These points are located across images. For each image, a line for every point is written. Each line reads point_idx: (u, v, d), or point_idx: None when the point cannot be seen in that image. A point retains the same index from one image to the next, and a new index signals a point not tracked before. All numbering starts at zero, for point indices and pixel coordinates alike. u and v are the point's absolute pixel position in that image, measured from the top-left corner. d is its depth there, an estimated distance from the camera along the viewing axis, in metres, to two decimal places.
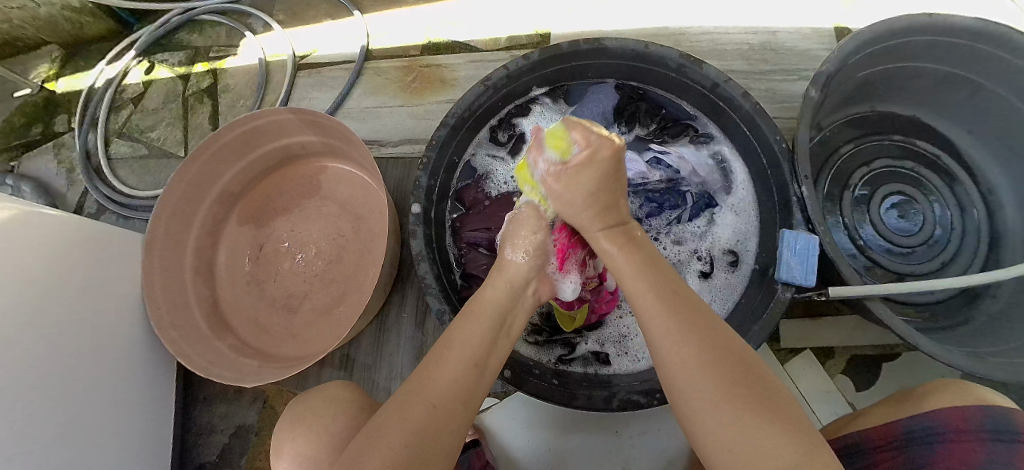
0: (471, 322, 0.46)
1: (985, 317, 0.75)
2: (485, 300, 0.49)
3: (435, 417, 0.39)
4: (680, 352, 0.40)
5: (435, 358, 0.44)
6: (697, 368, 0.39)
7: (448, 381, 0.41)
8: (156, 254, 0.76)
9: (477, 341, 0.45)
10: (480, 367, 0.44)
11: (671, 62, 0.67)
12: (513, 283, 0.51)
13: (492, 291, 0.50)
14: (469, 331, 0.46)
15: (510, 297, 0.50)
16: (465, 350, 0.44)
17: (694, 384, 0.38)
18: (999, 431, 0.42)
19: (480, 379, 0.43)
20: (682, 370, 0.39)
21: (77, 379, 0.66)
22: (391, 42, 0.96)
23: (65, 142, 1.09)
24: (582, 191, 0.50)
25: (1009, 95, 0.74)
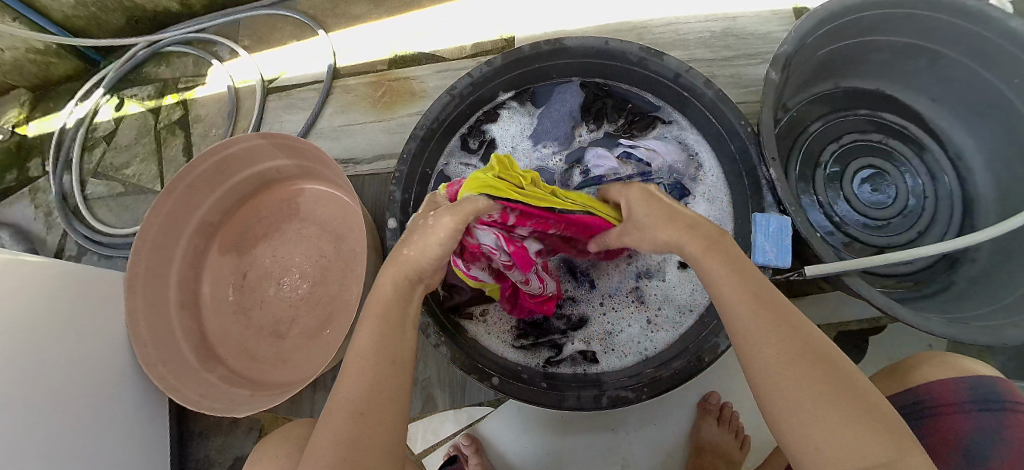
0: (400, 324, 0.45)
1: (965, 281, 0.76)
2: (380, 295, 0.45)
3: (377, 427, 0.38)
4: (762, 350, 0.36)
5: None
6: (785, 370, 0.35)
7: (367, 385, 0.40)
8: (139, 291, 0.76)
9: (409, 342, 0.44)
10: (396, 361, 0.42)
11: (631, 56, 0.68)
12: (405, 277, 0.46)
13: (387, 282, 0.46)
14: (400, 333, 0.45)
15: (402, 290, 0.46)
16: (375, 353, 0.41)
17: (783, 383, 0.35)
18: (984, 401, 0.47)
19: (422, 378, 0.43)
20: (767, 371, 0.36)
21: (67, 426, 0.65)
22: (357, 60, 0.96)
23: (41, 187, 1.08)
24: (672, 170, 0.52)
25: (968, 61, 0.75)
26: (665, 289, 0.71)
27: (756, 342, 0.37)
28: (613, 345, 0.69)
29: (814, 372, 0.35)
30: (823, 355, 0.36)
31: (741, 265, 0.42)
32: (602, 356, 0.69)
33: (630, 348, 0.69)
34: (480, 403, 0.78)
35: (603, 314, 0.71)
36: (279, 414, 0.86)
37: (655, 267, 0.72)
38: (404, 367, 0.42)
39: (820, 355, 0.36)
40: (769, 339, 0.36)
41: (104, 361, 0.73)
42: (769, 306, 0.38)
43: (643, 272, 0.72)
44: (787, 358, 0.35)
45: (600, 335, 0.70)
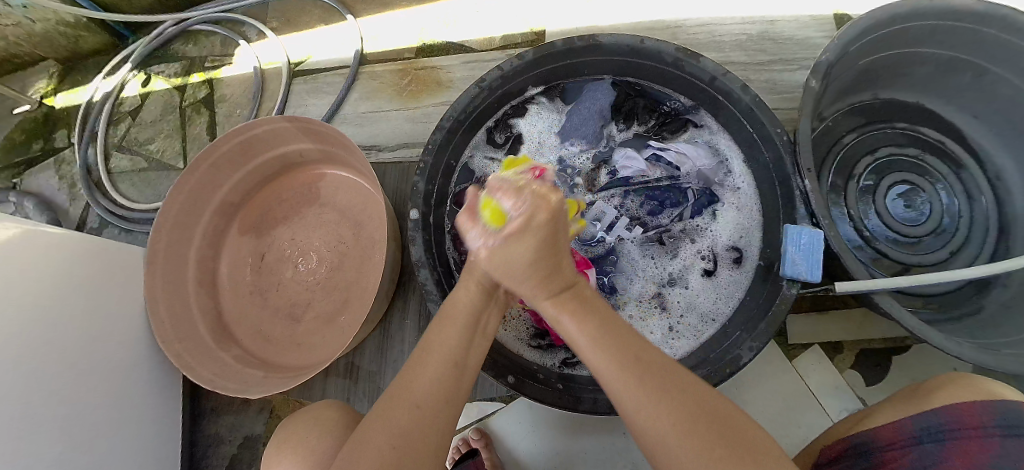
0: (445, 325, 0.47)
1: (997, 306, 0.73)
2: (459, 301, 0.49)
3: (421, 419, 0.40)
4: (653, 421, 0.38)
5: (415, 365, 0.44)
6: (677, 439, 0.37)
7: (428, 381, 0.42)
8: (158, 268, 0.76)
9: (454, 342, 0.46)
10: (461, 367, 0.45)
11: (667, 57, 0.66)
12: (483, 286, 0.50)
13: (465, 290, 0.51)
14: (446, 334, 0.46)
15: (479, 299, 0.50)
16: (443, 353, 0.44)
17: (672, 449, 0.37)
18: (1010, 426, 0.42)
19: (460, 378, 0.44)
20: (664, 443, 0.37)
21: (83, 398, 0.66)
22: (384, 46, 0.96)
23: (66, 158, 1.09)
24: (520, 267, 0.46)
25: (1016, 78, 0.73)
26: (689, 297, 0.70)
27: (643, 415, 0.38)
28: None
29: (702, 435, 0.36)
30: (685, 392, 0.39)
31: None
32: None
33: None
34: (492, 399, 0.78)
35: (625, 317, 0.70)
36: (290, 396, 0.86)
37: (678, 274, 0.71)
38: (466, 371, 0.45)
39: (704, 415, 0.38)
40: (645, 395, 0.39)
41: (122, 335, 0.74)
42: (648, 377, 0.40)
43: (667, 278, 0.71)
44: (676, 425, 0.37)
45: None
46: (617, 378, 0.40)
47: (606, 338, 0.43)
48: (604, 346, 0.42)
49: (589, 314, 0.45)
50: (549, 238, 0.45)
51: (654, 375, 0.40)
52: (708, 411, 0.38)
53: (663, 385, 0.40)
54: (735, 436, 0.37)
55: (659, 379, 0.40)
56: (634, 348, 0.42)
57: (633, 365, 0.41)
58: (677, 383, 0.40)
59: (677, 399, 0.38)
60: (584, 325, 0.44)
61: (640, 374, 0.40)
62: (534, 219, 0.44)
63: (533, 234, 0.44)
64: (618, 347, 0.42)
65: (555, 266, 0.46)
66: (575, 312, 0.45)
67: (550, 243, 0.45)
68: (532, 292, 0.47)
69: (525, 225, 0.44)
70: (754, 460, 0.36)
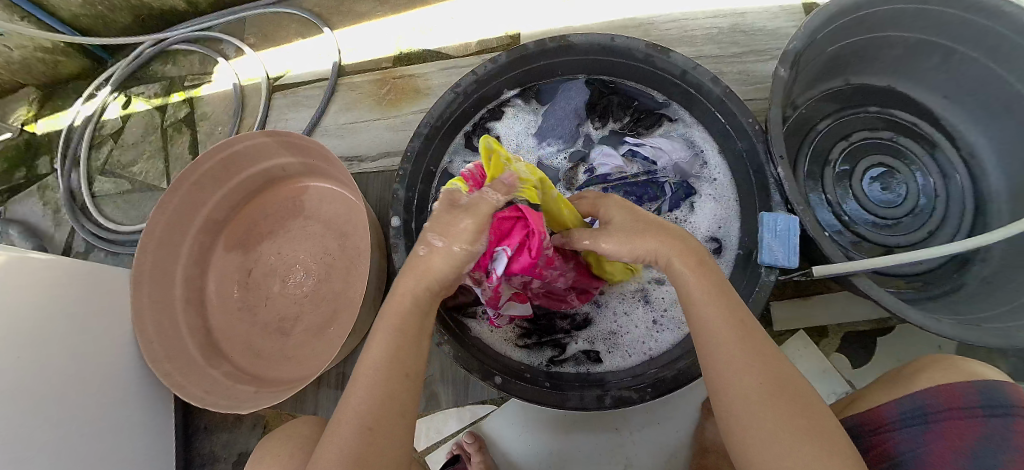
0: (382, 333, 0.44)
1: (977, 282, 0.75)
2: (402, 303, 0.47)
3: (373, 440, 0.40)
4: (739, 389, 0.39)
5: (364, 380, 0.42)
6: (760, 404, 0.38)
7: (378, 400, 0.41)
8: (145, 288, 0.76)
9: (394, 351, 0.43)
10: (413, 375, 0.43)
11: (638, 53, 0.67)
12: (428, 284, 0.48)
13: (407, 288, 0.48)
14: (383, 343, 0.44)
15: (424, 298, 0.48)
16: (391, 367, 0.42)
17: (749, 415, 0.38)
18: (992, 406, 0.42)
19: (410, 386, 0.43)
20: (743, 405, 0.39)
21: (75, 422, 0.66)
22: (362, 57, 0.96)
23: (49, 184, 1.08)
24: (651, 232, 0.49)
25: (983, 58, 0.74)
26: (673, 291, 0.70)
27: (732, 376, 0.40)
28: (617, 345, 0.69)
29: (786, 408, 0.38)
30: (783, 380, 0.40)
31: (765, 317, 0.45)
32: (605, 355, 0.69)
33: (635, 348, 0.68)
34: (483, 402, 0.78)
35: (610, 314, 0.71)
36: (283, 411, 0.86)
37: None
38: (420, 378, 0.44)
39: (793, 392, 0.39)
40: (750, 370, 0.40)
41: (111, 357, 0.74)
42: (750, 346, 0.41)
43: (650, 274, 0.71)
44: (763, 394, 0.39)
45: (605, 335, 0.70)
46: (722, 340, 0.42)
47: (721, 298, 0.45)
48: (718, 316, 0.43)
49: (709, 276, 0.46)
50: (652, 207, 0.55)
51: (751, 340, 0.42)
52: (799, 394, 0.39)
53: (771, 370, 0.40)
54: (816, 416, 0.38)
55: (764, 350, 0.41)
56: (742, 322, 0.43)
57: (743, 333, 0.42)
58: (774, 358, 0.41)
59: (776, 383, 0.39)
60: (703, 283, 0.45)
61: (744, 343, 0.41)
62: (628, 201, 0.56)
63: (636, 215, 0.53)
64: (732, 320, 0.43)
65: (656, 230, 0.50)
66: (695, 270, 0.46)
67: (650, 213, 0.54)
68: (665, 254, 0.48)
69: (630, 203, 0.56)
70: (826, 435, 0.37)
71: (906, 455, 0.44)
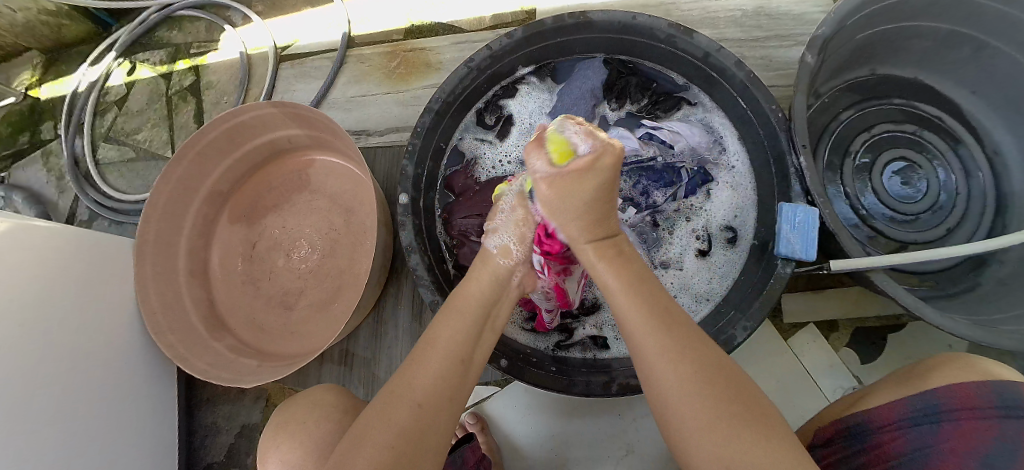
0: (455, 317, 0.46)
1: (993, 282, 0.73)
2: (470, 293, 0.48)
3: (422, 416, 0.39)
4: (670, 373, 0.39)
5: (419, 355, 0.43)
6: (689, 392, 0.38)
7: (433, 379, 0.41)
8: (148, 258, 0.75)
9: (463, 337, 0.44)
10: (467, 363, 0.44)
11: (659, 32, 0.64)
12: (498, 276, 0.50)
13: (476, 283, 0.49)
14: (454, 327, 0.45)
15: (493, 289, 0.49)
16: (450, 348, 0.43)
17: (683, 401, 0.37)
18: (1009, 407, 0.41)
19: (465, 376, 0.44)
20: (676, 391, 0.38)
21: (78, 389, 0.66)
22: (372, 28, 0.94)
23: (53, 150, 1.07)
24: (574, 204, 0.46)
25: (1016, 52, 0.72)
26: (683, 279, 0.69)
27: (661, 361, 0.40)
28: None
29: (717, 395, 0.37)
30: (718, 367, 0.39)
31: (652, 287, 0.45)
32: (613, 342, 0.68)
33: None
34: (487, 383, 0.78)
35: None
36: (286, 385, 0.86)
37: (673, 256, 0.70)
38: (468, 374, 0.44)
39: (725, 377, 0.38)
40: (672, 364, 0.39)
41: (114, 326, 0.74)
42: (676, 332, 0.41)
43: (661, 261, 0.70)
44: (693, 378, 0.38)
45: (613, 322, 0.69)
46: (641, 328, 0.42)
47: (641, 286, 0.45)
48: (642, 304, 0.43)
49: (625, 266, 0.46)
50: (610, 182, 0.45)
51: (678, 330, 0.41)
52: (734, 384, 0.38)
53: (700, 358, 0.39)
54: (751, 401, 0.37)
55: (688, 337, 0.41)
56: (666, 314, 0.43)
57: (664, 318, 0.42)
58: (698, 341, 0.41)
59: (712, 375, 0.38)
60: (620, 274, 0.45)
61: (665, 331, 0.41)
62: (600, 159, 0.44)
63: (595, 173, 0.44)
64: (652, 309, 0.43)
65: (605, 211, 0.47)
66: (612, 260, 0.47)
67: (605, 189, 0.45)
68: (577, 234, 0.48)
69: (591, 164, 0.44)
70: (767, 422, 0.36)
71: (915, 455, 0.43)
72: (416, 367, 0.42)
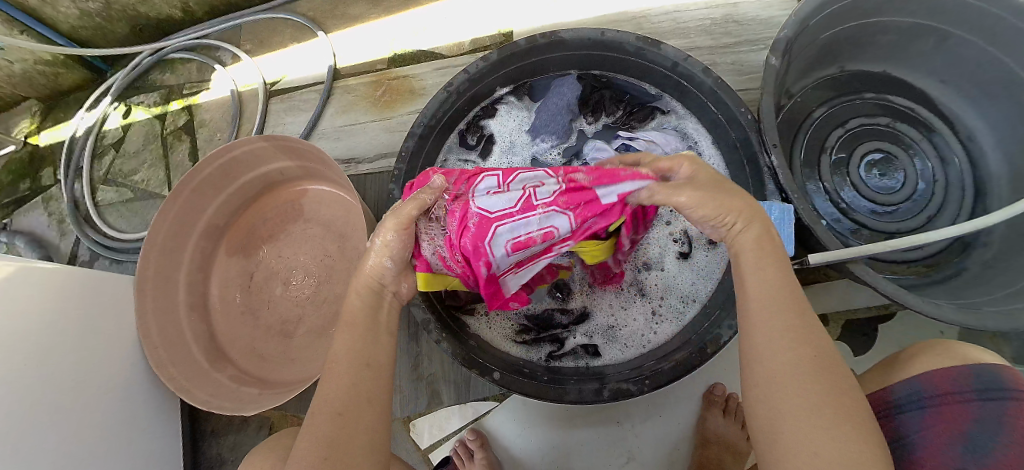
0: (348, 332, 0.45)
1: (978, 266, 0.75)
2: (351, 306, 0.47)
3: (344, 423, 0.39)
4: (775, 343, 0.38)
5: (327, 373, 0.42)
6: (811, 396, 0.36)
7: (343, 389, 0.41)
8: (149, 293, 0.77)
9: (356, 346, 0.44)
10: (375, 366, 0.44)
11: (628, 46, 0.67)
12: (373, 284, 0.48)
13: (359, 296, 0.48)
14: (346, 341, 0.44)
15: (371, 300, 0.48)
16: (351, 358, 0.43)
17: (780, 372, 0.37)
18: (985, 390, 0.42)
19: (376, 375, 0.43)
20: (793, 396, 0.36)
21: (85, 428, 0.67)
22: (356, 60, 0.97)
23: (53, 195, 1.10)
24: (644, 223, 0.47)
25: (980, 40, 0.74)
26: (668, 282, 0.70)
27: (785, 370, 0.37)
28: (615, 338, 0.69)
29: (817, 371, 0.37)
30: (844, 389, 0.36)
31: (789, 282, 0.42)
32: (604, 348, 0.69)
33: (632, 340, 0.69)
34: (485, 398, 0.79)
35: (608, 307, 0.71)
36: (288, 412, 0.87)
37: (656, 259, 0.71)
38: (382, 372, 0.44)
39: (828, 359, 0.38)
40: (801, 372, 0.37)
41: (117, 361, 0.75)
42: (800, 306, 0.40)
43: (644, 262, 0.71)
44: (802, 357, 0.37)
45: (603, 328, 0.70)
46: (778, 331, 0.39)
47: (781, 291, 0.41)
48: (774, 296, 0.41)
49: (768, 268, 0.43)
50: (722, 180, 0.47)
51: (814, 344, 0.38)
52: (839, 372, 0.38)
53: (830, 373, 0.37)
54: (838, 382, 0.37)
55: (810, 318, 0.40)
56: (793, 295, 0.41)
57: (797, 321, 0.39)
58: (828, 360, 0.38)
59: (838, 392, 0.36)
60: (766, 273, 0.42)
61: (795, 335, 0.38)
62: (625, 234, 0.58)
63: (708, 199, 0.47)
64: (779, 285, 0.41)
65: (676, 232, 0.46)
66: (763, 247, 0.44)
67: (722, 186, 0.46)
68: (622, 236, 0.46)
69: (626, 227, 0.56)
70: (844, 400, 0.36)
71: (902, 441, 0.45)
72: (324, 384, 0.42)
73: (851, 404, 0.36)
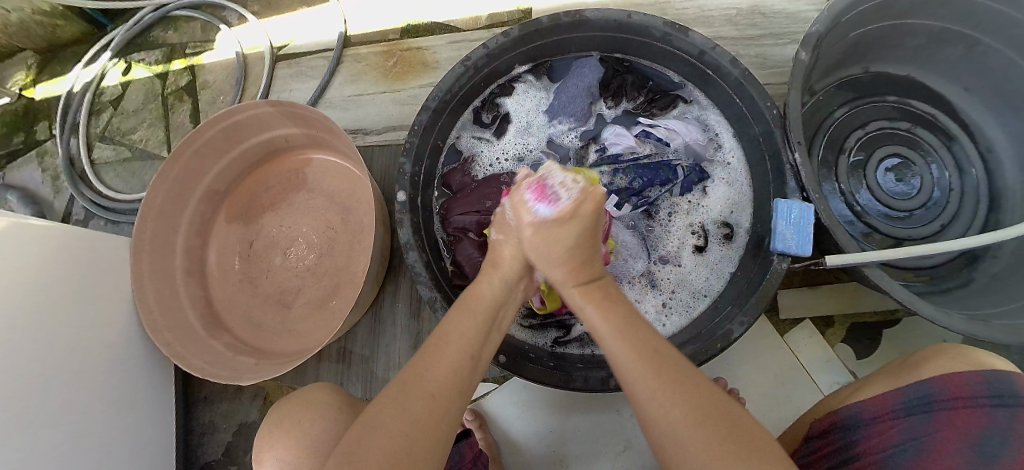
0: (466, 315, 0.47)
1: (986, 277, 0.74)
2: (480, 294, 0.50)
3: (435, 405, 0.39)
4: (664, 409, 0.39)
5: (432, 349, 0.44)
6: (687, 426, 0.37)
7: (445, 372, 0.41)
8: (145, 256, 0.75)
9: (472, 333, 0.45)
10: (476, 360, 0.45)
11: (655, 30, 0.65)
12: (506, 278, 0.51)
13: (488, 285, 0.51)
14: (463, 324, 0.46)
15: (499, 294, 0.50)
16: (461, 343, 0.44)
17: (686, 442, 0.36)
18: (998, 396, 0.42)
19: (474, 370, 0.44)
20: (671, 424, 0.38)
21: (76, 389, 0.66)
22: (368, 28, 0.94)
23: (48, 150, 1.07)
24: (559, 251, 0.48)
25: (1009, 49, 0.72)
26: (680, 274, 0.69)
27: (654, 400, 0.40)
28: None
29: (711, 427, 0.37)
30: (717, 409, 0.38)
31: (631, 322, 0.46)
32: None
33: None
34: (485, 380, 0.78)
35: None
36: (283, 383, 0.86)
37: (671, 252, 0.71)
38: (478, 365, 0.45)
39: (718, 411, 0.38)
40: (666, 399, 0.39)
41: (111, 324, 0.73)
42: (663, 365, 0.42)
43: (660, 256, 0.70)
44: (689, 420, 0.37)
45: None
46: (636, 371, 0.42)
47: (631, 331, 0.45)
48: (630, 340, 0.44)
49: (613, 306, 0.48)
50: (593, 225, 0.48)
51: (672, 374, 0.41)
52: (706, 399, 0.39)
53: (696, 399, 0.39)
54: (749, 438, 0.36)
55: (679, 372, 0.41)
56: (658, 356, 0.43)
57: (652, 357, 0.42)
58: (688, 381, 0.41)
59: (709, 415, 0.38)
60: (608, 317, 0.46)
61: (654, 367, 0.41)
62: (582, 207, 0.47)
63: (576, 223, 0.47)
64: (641, 342, 0.44)
65: (589, 254, 0.50)
66: (600, 301, 0.48)
67: (585, 234, 0.48)
68: (563, 279, 0.50)
69: (573, 212, 0.47)
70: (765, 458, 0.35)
71: (908, 444, 0.44)
72: (427, 360, 0.42)
73: (770, 459, 0.35)
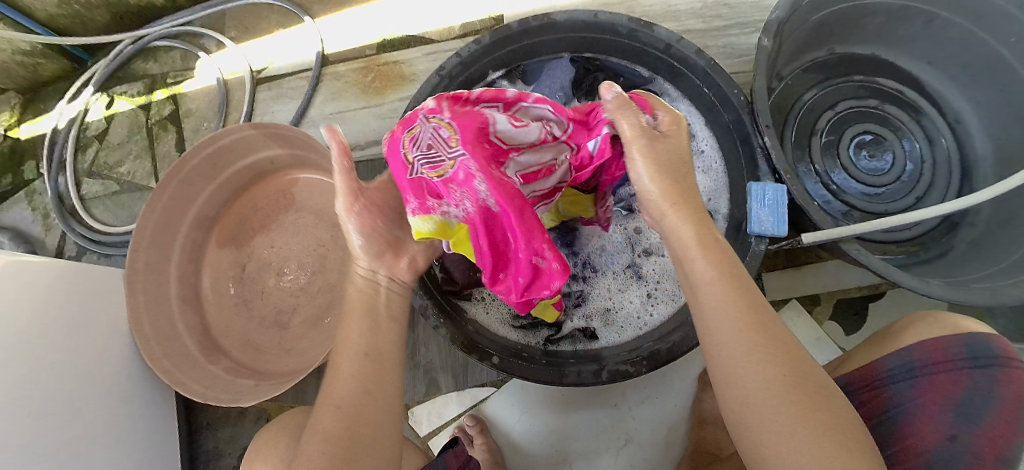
0: (352, 320, 0.47)
1: (964, 244, 0.76)
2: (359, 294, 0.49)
3: (347, 419, 0.41)
4: (754, 369, 0.37)
5: (338, 367, 0.45)
6: (776, 392, 0.36)
7: (348, 384, 0.43)
8: (139, 287, 0.76)
9: (357, 335, 0.45)
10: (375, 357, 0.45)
11: (622, 28, 0.67)
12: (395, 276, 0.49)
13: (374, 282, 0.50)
14: (351, 330, 0.46)
15: (389, 291, 0.49)
16: (351, 352, 0.44)
17: (768, 410, 0.36)
18: (976, 357, 0.44)
19: (377, 370, 0.44)
20: (754, 384, 0.37)
21: (82, 422, 0.67)
22: (345, 45, 0.95)
23: (37, 189, 1.07)
24: (671, 164, 0.45)
25: (965, 22, 0.75)
26: (665, 266, 0.71)
27: (748, 360, 0.37)
28: (613, 320, 0.70)
29: (801, 400, 0.36)
30: (808, 379, 0.37)
31: (735, 270, 0.41)
32: (601, 331, 0.70)
33: (630, 322, 0.69)
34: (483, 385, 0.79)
35: (605, 288, 0.72)
36: (285, 402, 0.87)
37: (655, 245, 0.72)
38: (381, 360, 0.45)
39: (804, 375, 0.37)
40: (758, 360, 0.37)
41: (111, 355, 0.74)
42: (766, 326, 0.39)
43: (643, 249, 0.72)
44: (779, 383, 0.36)
45: (601, 311, 0.71)
46: (727, 323, 0.39)
47: (733, 277, 0.41)
48: (724, 277, 0.41)
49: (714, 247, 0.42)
50: (685, 143, 0.47)
51: (771, 335, 0.39)
52: (795, 361, 0.38)
53: (795, 367, 0.37)
54: (823, 403, 0.36)
55: (776, 331, 0.39)
56: (752, 306, 0.40)
57: (752, 310, 0.39)
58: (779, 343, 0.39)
59: (801, 384, 0.37)
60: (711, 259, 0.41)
61: (753, 320, 0.39)
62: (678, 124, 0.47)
63: (676, 137, 0.47)
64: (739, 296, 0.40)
65: (688, 182, 0.45)
66: (704, 239, 0.42)
67: (684, 149, 0.46)
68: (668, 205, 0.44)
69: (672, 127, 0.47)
70: (838, 428, 0.36)
71: (894, 410, 0.46)
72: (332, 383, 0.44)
73: (844, 440, 0.35)
